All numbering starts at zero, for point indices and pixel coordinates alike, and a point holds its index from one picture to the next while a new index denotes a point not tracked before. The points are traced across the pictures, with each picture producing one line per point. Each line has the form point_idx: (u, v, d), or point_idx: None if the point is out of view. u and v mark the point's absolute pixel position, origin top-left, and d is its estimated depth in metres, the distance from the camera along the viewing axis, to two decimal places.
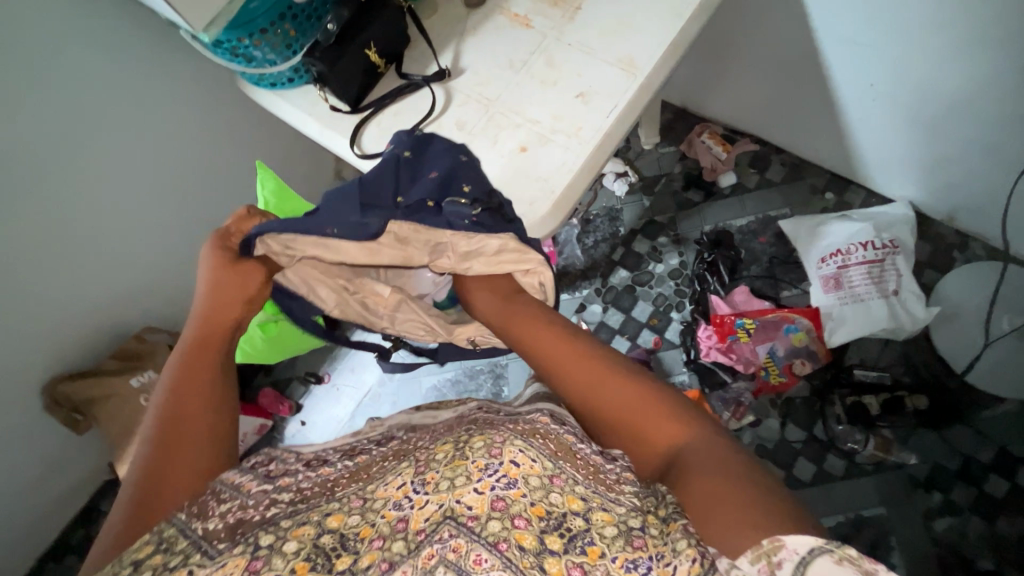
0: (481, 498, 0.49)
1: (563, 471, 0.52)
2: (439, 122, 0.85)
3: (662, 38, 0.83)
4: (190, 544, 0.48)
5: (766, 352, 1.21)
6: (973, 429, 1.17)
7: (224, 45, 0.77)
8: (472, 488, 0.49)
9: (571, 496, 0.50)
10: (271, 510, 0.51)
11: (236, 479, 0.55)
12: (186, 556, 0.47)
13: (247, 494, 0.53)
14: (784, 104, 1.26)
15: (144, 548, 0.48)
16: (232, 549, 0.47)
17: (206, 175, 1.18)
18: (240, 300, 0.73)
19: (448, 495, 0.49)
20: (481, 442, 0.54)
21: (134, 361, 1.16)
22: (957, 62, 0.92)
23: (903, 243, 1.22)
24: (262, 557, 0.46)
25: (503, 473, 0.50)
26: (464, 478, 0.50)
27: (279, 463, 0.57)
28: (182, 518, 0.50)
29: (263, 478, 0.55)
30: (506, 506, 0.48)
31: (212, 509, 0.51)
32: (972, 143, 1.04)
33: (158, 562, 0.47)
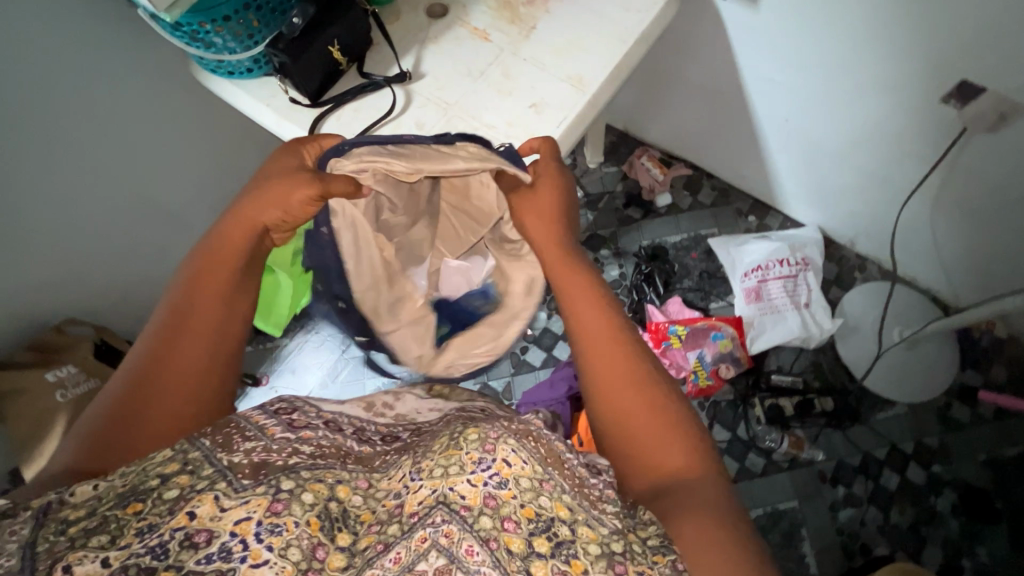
0: (475, 490, 0.44)
1: (552, 477, 0.47)
2: (398, 122, 0.88)
3: (609, 60, 0.91)
4: (217, 471, 0.43)
5: (695, 357, 1.30)
6: (871, 428, 1.31)
7: (185, 28, 0.78)
8: (465, 478, 0.45)
9: (559, 502, 0.45)
10: (292, 459, 0.47)
11: (261, 420, 0.51)
12: (212, 482, 0.42)
13: (271, 438, 0.49)
14: (714, 134, 1.39)
15: (170, 464, 0.43)
16: (256, 487, 0.42)
17: (148, 161, 1.14)
18: (280, 207, 0.68)
19: (443, 482, 0.45)
20: (477, 434, 0.48)
21: (51, 355, 1.08)
22: (855, 104, 1.07)
23: (813, 262, 1.37)
24: (283, 500, 0.42)
25: (496, 470, 0.45)
26: (459, 467, 0.45)
27: (302, 414, 0.56)
28: (206, 443, 0.45)
29: (287, 426, 0.52)
30: (499, 504, 0.44)
31: (237, 442, 0.46)
32: (869, 176, 1.20)
33: (185, 482, 0.41)
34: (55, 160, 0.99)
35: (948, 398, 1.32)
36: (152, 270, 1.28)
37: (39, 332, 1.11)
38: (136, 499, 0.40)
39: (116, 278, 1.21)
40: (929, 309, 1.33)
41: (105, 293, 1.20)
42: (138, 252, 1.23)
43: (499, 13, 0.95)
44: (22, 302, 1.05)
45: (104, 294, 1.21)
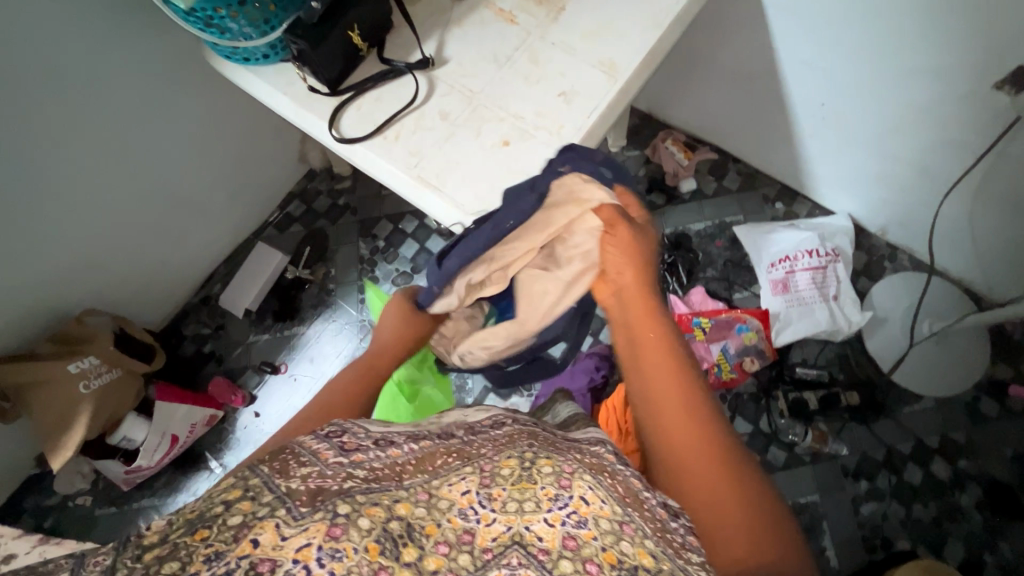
0: (553, 531, 0.46)
1: (633, 519, 0.48)
2: (421, 111, 0.84)
3: (642, 45, 0.86)
4: (276, 497, 0.42)
5: (718, 349, 1.28)
6: (896, 422, 1.29)
7: (199, 13, 0.74)
8: (542, 517, 0.46)
9: (640, 549, 0.46)
10: (347, 484, 0.45)
11: (313, 445, 0.50)
12: (272, 509, 0.41)
13: (325, 463, 0.47)
14: (743, 118, 1.33)
15: (231, 491, 0.42)
16: (314, 514, 0.41)
17: (161, 149, 1.11)
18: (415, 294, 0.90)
19: (517, 519, 0.46)
20: (550, 469, 0.51)
21: (73, 346, 1.07)
22: (899, 90, 1.02)
23: (843, 252, 1.33)
24: (341, 524, 0.41)
25: (574, 508, 0.47)
26: (534, 504, 0.47)
27: (351, 437, 0.53)
28: (264, 469, 0.45)
29: (340, 449, 0.50)
30: (578, 546, 0.45)
31: (293, 468, 0.46)
32: (909, 165, 1.14)
33: (247, 508, 0.41)
34: (67, 149, 0.96)
35: (977, 392, 1.29)
36: (169, 259, 1.27)
37: (59, 322, 1.10)
38: (201, 527, 0.39)
39: (134, 268, 1.20)
40: (963, 302, 1.29)
41: (124, 282, 1.20)
42: (155, 241, 1.21)
43: None
44: (41, 293, 1.04)
45: (123, 284, 1.20)
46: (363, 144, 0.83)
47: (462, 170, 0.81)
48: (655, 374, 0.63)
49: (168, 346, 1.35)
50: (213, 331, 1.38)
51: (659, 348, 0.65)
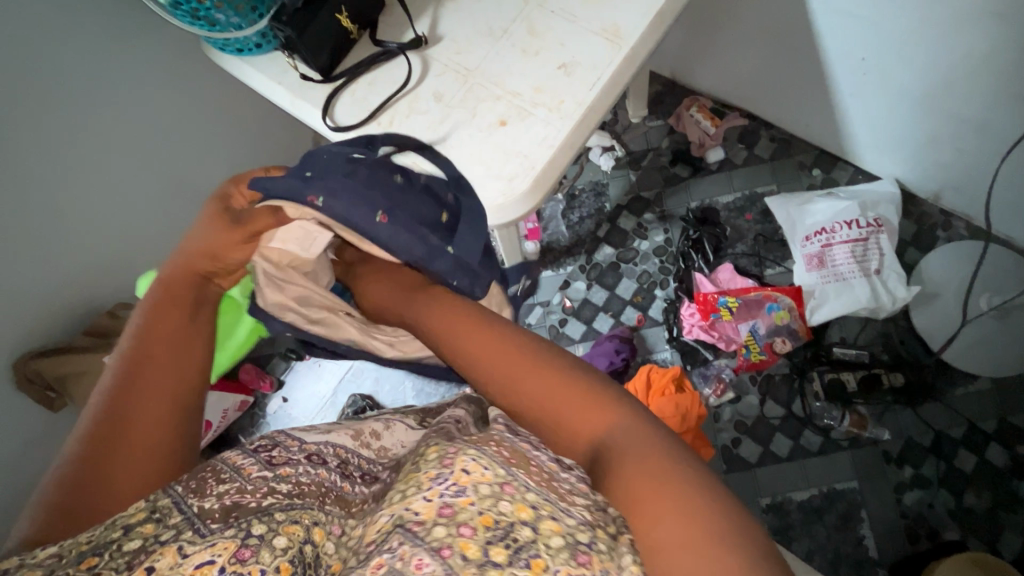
0: (429, 505, 0.41)
1: (516, 477, 0.44)
2: (415, 94, 0.81)
3: (648, 7, 0.80)
4: (183, 519, 0.42)
5: (748, 329, 1.21)
6: (946, 406, 1.19)
7: (184, 6, 0.73)
8: (421, 496, 0.42)
9: (520, 504, 0.42)
10: (268, 500, 0.45)
11: (237, 460, 0.48)
12: (178, 532, 0.41)
13: (247, 479, 0.46)
14: (774, 79, 1.23)
15: (136, 515, 0.42)
16: (224, 530, 0.41)
17: (176, 144, 1.13)
18: (208, 254, 0.71)
19: (398, 505, 0.42)
20: (435, 454, 0.46)
21: (108, 339, 1.13)
22: (949, 38, 0.90)
23: (888, 222, 1.22)
24: (252, 545, 0.41)
25: (454, 480, 0.42)
26: (414, 488, 0.43)
27: (281, 451, 0.51)
28: (178, 489, 0.44)
29: (265, 463, 0.49)
30: (454, 513, 0.41)
31: (210, 486, 0.45)
32: (965, 122, 1.02)
33: (148, 532, 0.41)
34: (87, 149, 0.99)
35: None
36: None
37: (95, 317, 1.16)
38: (92, 554, 0.38)
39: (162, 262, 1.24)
40: None
41: None
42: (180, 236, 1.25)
43: None
44: (74, 290, 1.09)
45: None
46: (357, 132, 0.80)
47: (458, 153, 0.78)
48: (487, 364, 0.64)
49: None
50: None
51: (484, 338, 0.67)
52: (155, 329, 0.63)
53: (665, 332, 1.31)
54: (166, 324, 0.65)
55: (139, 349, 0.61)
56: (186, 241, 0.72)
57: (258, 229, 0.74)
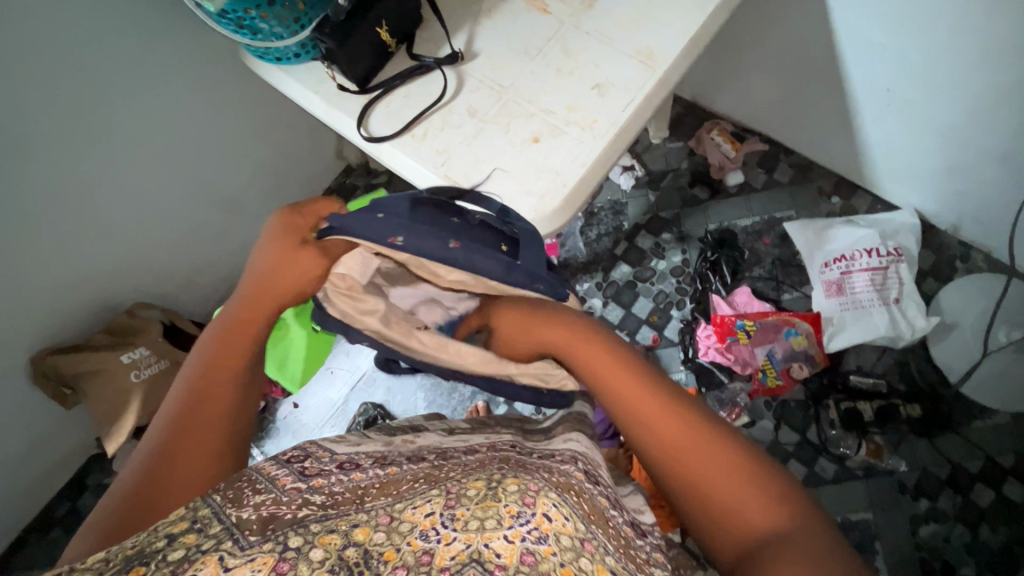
0: (512, 547, 0.43)
1: (595, 536, 0.50)
2: (449, 108, 0.82)
3: (683, 32, 0.81)
4: (224, 529, 0.41)
5: (764, 354, 1.21)
6: (962, 439, 1.18)
7: (230, 15, 0.74)
8: (502, 534, 0.44)
9: (600, 566, 0.46)
10: (302, 512, 0.44)
11: (271, 471, 0.49)
12: (218, 542, 0.40)
13: (281, 490, 0.46)
14: (797, 106, 1.24)
15: (179, 524, 0.41)
16: (263, 544, 0.40)
17: (204, 147, 1.15)
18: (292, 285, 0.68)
19: (477, 537, 0.44)
20: (515, 487, 0.50)
21: (126, 337, 1.14)
22: (976, 71, 0.92)
23: (907, 251, 1.22)
24: (289, 559, 0.40)
25: (535, 525, 0.46)
26: (495, 521, 0.45)
27: (314, 461, 0.52)
28: (217, 500, 0.44)
29: (299, 474, 0.49)
30: (537, 561, 0.43)
31: (247, 496, 0.45)
32: (988, 155, 1.03)
33: (191, 542, 0.40)
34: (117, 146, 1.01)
35: None
36: (214, 253, 1.31)
37: (113, 314, 1.16)
38: (139, 563, 0.38)
39: (182, 262, 1.25)
40: None
41: (173, 275, 1.25)
42: (200, 237, 1.26)
43: None
44: (95, 287, 1.10)
45: (171, 278, 1.25)
46: (391, 144, 0.81)
47: (491, 168, 0.79)
48: (627, 397, 0.62)
49: None
50: None
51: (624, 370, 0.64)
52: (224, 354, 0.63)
53: (680, 352, 1.30)
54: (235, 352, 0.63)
55: (213, 370, 0.61)
56: (265, 259, 0.69)
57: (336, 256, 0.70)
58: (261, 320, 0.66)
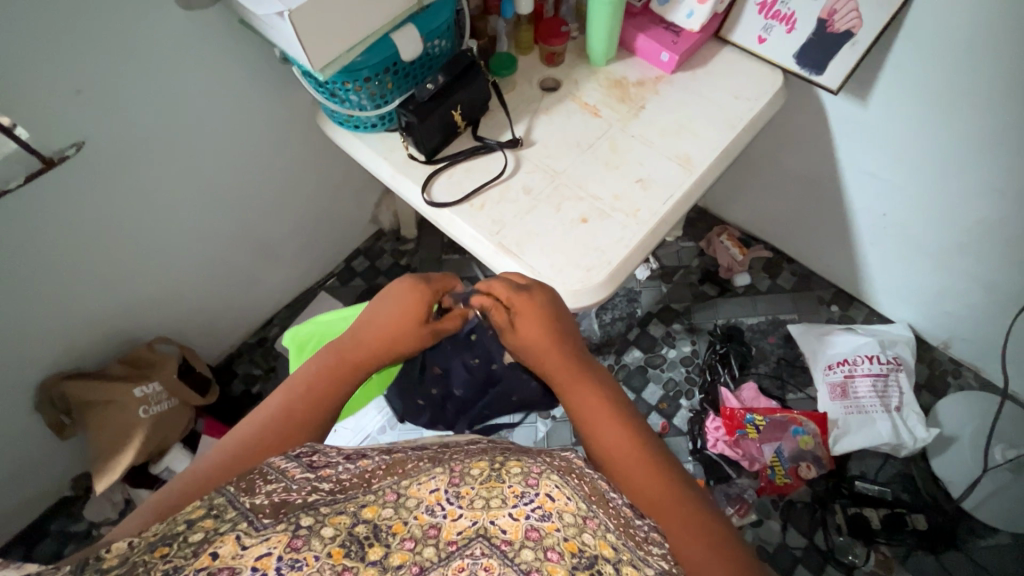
0: (516, 524, 0.51)
1: (596, 515, 0.55)
2: (506, 184, 0.91)
3: (716, 144, 0.93)
4: (239, 513, 0.46)
5: (772, 451, 1.22)
6: (968, 557, 1.17)
7: (329, 85, 0.84)
8: (507, 512, 0.52)
9: (602, 541, 0.52)
10: (312, 497, 0.50)
11: (282, 464, 0.54)
12: (234, 523, 0.45)
13: (291, 479, 0.52)
14: (801, 221, 1.37)
15: (195, 511, 0.46)
16: (275, 525, 0.45)
17: (261, 200, 1.20)
18: (394, 335, 0.74)
19: (483, 514, 0.51)
20: (518, 470, 0.58)
21: (142, 370, 1.12)
22: (969, 206, 1.05)
23: (905, 362, 1.29)
24: (302, 536, 0.45)
25: (538, 504, 0.54)
26: (500, 501, 0.53)
27: (321, 456, 0.58)
28: (230, 489, 0.49)
29: (307, 466, 0.55)
30: (540, 537, 0.50)
31: (259, 485, 0.50)
32: (979, 281, 1.14)
33: (209, 525, 0.44)
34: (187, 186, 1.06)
35: None
36: (240, 298, 1.33)
37: (133, 347, 1.15)
38: (162, 545, 0.42)
39: (209, 303, 1.26)
40: None
41: (198, 315, 1.25)
42: (232, 281, 1.28)
43: (609, 92, 1.00)
44: (125, 318, 1.10)
45: (195, 318, 1.25)
46: (451, 209, 0.89)
47: (542, 240, 0.86)
48: (591, 422, 0.68)
49: (221, 383, 1.39)
50: (263, 372, 1.41)
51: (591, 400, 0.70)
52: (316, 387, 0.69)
53: (689, 443, 1.31)
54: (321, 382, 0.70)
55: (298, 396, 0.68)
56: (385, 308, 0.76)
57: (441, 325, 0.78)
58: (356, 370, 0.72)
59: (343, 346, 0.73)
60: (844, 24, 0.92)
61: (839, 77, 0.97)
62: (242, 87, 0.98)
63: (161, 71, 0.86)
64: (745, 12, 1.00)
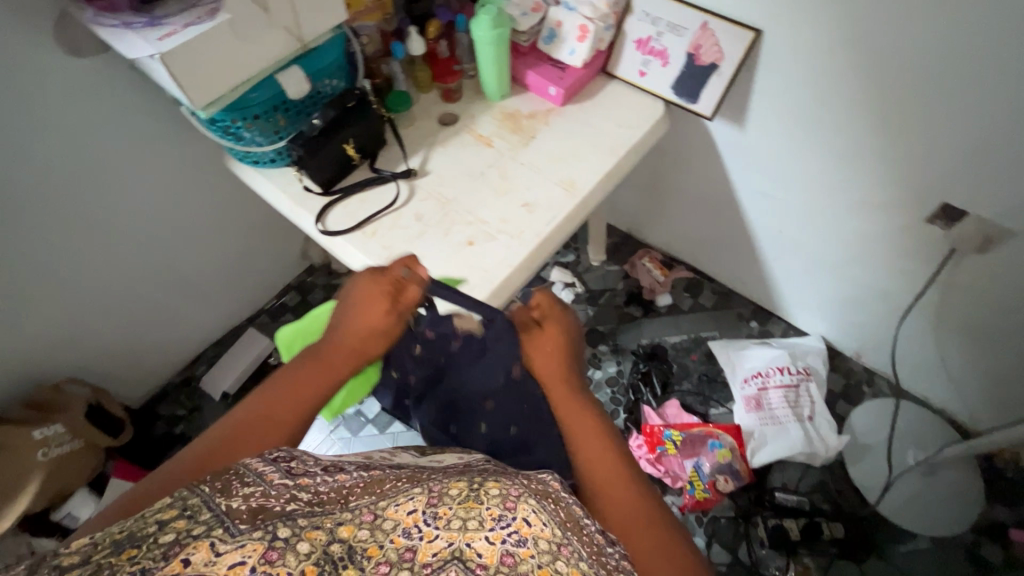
0: (492, 548, 0.49)
1: (570, 542, 0.52)
2: (398, 212, 0.95)
3: (599, 168, 0.99)
4: (215, 516, 0.44)
5: (692, 466, 1.24)
6: (889, 563, 1.18)
7: (219, 124, 0.88)
8: (483, 535, 0.50)
9: (574, 569, 0.50)
10: (289, 506, 0.48)
11: (259, 467, 0.52)
12: (209, 528, 0.43)
13: (269, 484, 0.50)
14: (713, 241, 1.43)
15: (168, 510, 0.44)
16: (252, 531, 0.44)
17: (179, 240, 1.21)
18: (368, 331, 0.71)
19: (459, 536, 0.49)
20: (496, 491, 0.55)
21: (45, 413, 1.10)
22: (851, 219, 1.11)
23: (815, 371, 1.34)
24: (278, 549, 0.43)
25: (515, 529, 0.51)
26: (477, 522, 0.51)
27: (300, 463, 0.56)
28: (205, 489, 0.47)
29: (285, 471, 0.53)
30: (515, 562, 0.48)
31: (236, 487, 0.48)
32: (870, 289, 1.21)
33: (181, 526, 0.43)
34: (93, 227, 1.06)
35: (975, 533, 1.20)
36: (161, 337, 1.32)
37: (36, 389, 1.13)
38: (131, 546, 0.41)
39: (125, 343, 1.25)
40: (943, 431, 1.29)
41: (112, 356, 1.24)
42: (150, 321, 1.27)
43: (502, 124, 1.06)
44: (26, 360, 1.08)
45: (110, 358, 1.24)
46: (343, 238, 0.92)
47: (429, 264, 0.89)
48: (585, 440, 0.65)
49: (141, 426, 1.36)
50: (186, 413, 1.39)
51: (592, 430, 0.66)
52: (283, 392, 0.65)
53: None
54: (291, 390, 0.65)
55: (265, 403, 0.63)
56: (354, 302, 0.74)
57: (405, 300, 0.74)
58: (329, 374, 0.68)
59: (317, 351, 0.70)
60: (709, 57, 1.01)
61: (711, 103, 1.05)
62: (146, 128, 1.01)
63: (52, 114, 0.89)
64: (625, 49, 1.08)
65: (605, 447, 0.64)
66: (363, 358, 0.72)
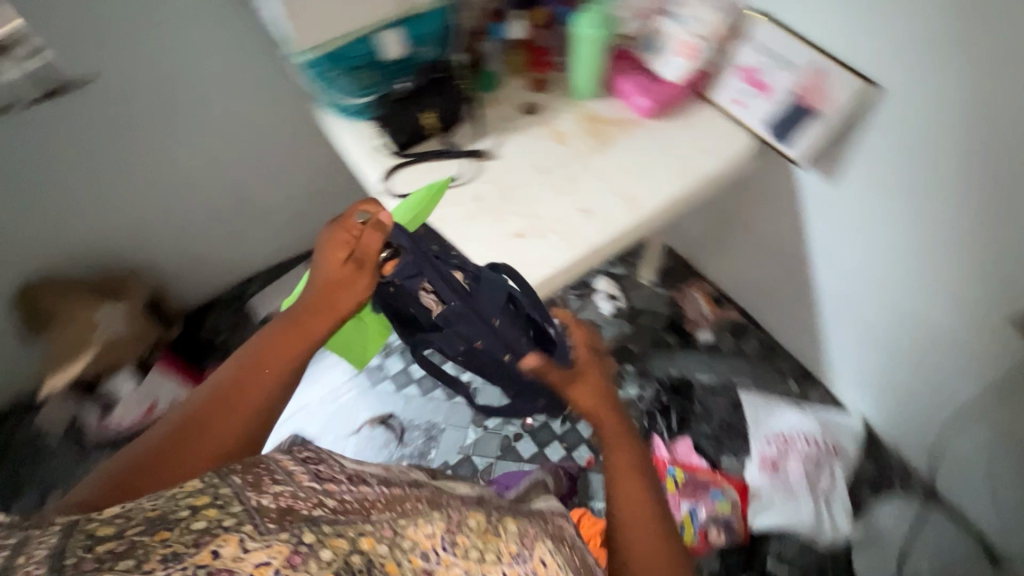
0: None
1: None
2: (458, 189, 0.96)
3: (667, 190, 0.96)
4: (246, 513, 0.47)
5: (688, 509, 1.20)
6: None
7: (315, 70, 0.93)
8: (501, 569, 0.58)
9: None
10: (315, 512, 0.53)
11: (290, 467, 0.61)
12: (240, 522, 0.46)
13: (299, 485, 0.57)
14: (771, 291, 1.37)
15: (201, 498, 0.48)
16: (280, 534, 0.46)
17: (258, 166, 1.30)
18: (329, 290, 0.79)
19: (476, 565, 0.56)
20: (512, 530, 0.66)
21: (116, 292, 1.25)
22: (922, 303, 1.03)
23: (844, 453, 1.27)
24: (302, 553, 0.45)
25: (532, 566, 0.60)
26: (495, 557, 0.59)
27: (330, 469, 0.66)
28: (236, 482, 0.52)
29: (315, 475, 0.61)
30: None
31: (266, 485, 0.53)
32: (926, 380, 1.12)
33: (212, 515, 0.46)
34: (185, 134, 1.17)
35: None
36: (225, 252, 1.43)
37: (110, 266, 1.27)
38: (164, 529, 0.44)
39: (193, 249, 1.36)
40: (971, 551, 1.18)
41: (180, 257, 1.36)
42: (218, 234, 1.38)
43: (581, 124, 1.05)
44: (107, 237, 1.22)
45: (177, 259, 1.35)
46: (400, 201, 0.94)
47: (474, 246, 0.91)
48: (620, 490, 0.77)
49: None
50: None
51: (629, 481, 0.78)
52: (259, 362, 0.76)
53: None
54: (265, 363, 0.76)
55: (240, 374, 0.74)
56: (317, 268, 0.81)
57: (369, 246, 0.79)
58: (296, 353, 0.77)
59: (285, 324, 0.78)
60: (812, 99, 0.95)
61: (802, 148, 0.99)
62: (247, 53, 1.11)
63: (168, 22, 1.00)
64: (728, 76, 1.03)
65: (640, 499, 0.77)
66: (329, 315, 0.79)
